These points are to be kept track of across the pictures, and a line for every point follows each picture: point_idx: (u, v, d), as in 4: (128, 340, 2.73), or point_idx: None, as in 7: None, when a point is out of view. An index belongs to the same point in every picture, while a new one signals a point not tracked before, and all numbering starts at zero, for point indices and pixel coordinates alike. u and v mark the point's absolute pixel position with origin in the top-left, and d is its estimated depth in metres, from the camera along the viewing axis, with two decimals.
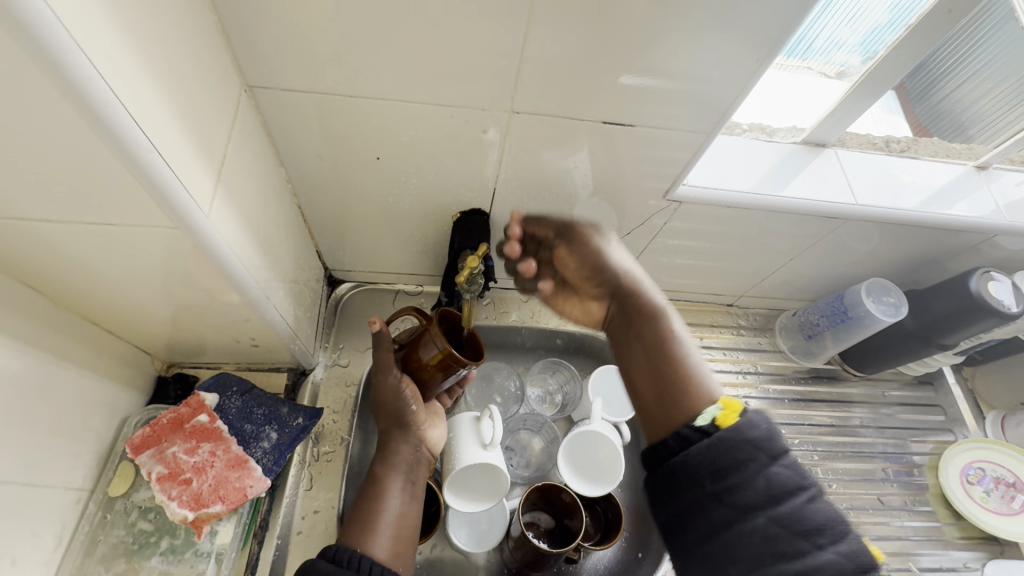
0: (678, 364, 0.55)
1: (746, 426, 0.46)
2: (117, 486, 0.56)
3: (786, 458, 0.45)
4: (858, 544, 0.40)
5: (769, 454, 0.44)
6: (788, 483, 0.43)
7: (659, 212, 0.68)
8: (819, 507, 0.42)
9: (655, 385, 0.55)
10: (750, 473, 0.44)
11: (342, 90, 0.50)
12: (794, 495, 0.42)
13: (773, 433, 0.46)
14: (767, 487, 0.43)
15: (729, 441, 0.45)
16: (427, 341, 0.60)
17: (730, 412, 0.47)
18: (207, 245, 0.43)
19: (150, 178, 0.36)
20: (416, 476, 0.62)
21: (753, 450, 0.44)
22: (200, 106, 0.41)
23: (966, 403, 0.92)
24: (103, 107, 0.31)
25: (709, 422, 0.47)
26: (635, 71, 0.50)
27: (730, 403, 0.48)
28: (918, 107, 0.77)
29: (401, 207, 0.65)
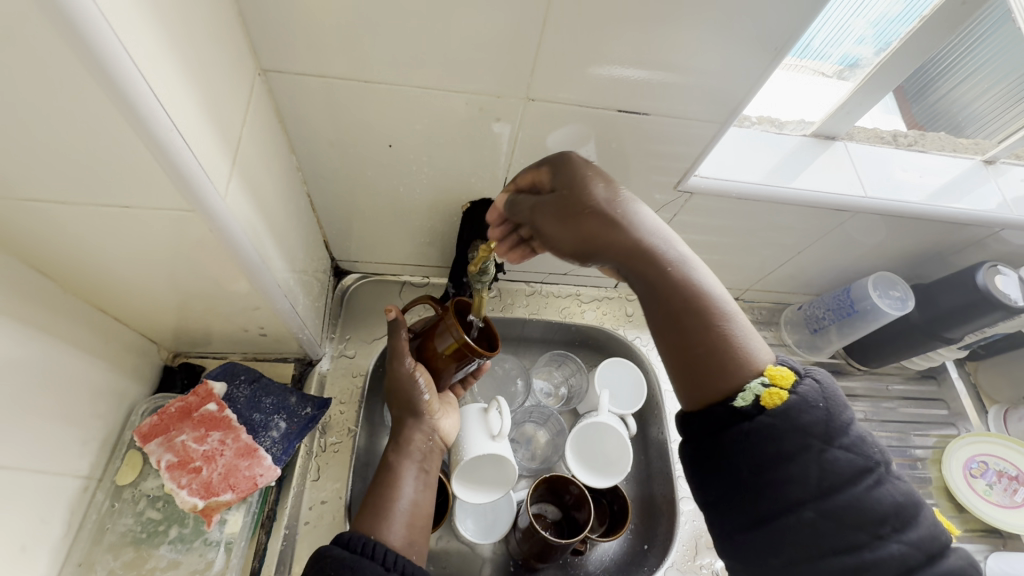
0: (712, 332, 0.42)
1: (800, 409, 0.39)
2: (125, 475, 0.56)
3: (845, 439, 0.38)
4: (926, 530, 0.36)
5: (825, 438, 0.38)
6: (847, 468, 0.38)
7: (669, 203, 0.68)
8: (883, 490, 0.37)
9: (683, 358, 0.43)
10: (805, 462, 0.38)
11: (356, 75, 0.49)
12: (855, 483, 0.37)
13: (832, 413, 0.39)
14: (821, 477, 0.37)
15: (781, 430, 0.38)
16: (443, 331, 0.60)
17: (781, 391, 0.39)
18: (221, 229, 0.43)
19: (168, 156, 0.35)
20: (429, 466, 0.61)
21: (806, 437, 0.38)
22: (216, 87, 0.40)
23: (968, 397, 0.93)
24: (125, 84, 0.30)
25: (751, 401, 0.40)
26: (652, 61, 0.50)
27: (779, 374, 0.40)
28: (915, 107, 0.79)
29: (411, 197, 0.65)
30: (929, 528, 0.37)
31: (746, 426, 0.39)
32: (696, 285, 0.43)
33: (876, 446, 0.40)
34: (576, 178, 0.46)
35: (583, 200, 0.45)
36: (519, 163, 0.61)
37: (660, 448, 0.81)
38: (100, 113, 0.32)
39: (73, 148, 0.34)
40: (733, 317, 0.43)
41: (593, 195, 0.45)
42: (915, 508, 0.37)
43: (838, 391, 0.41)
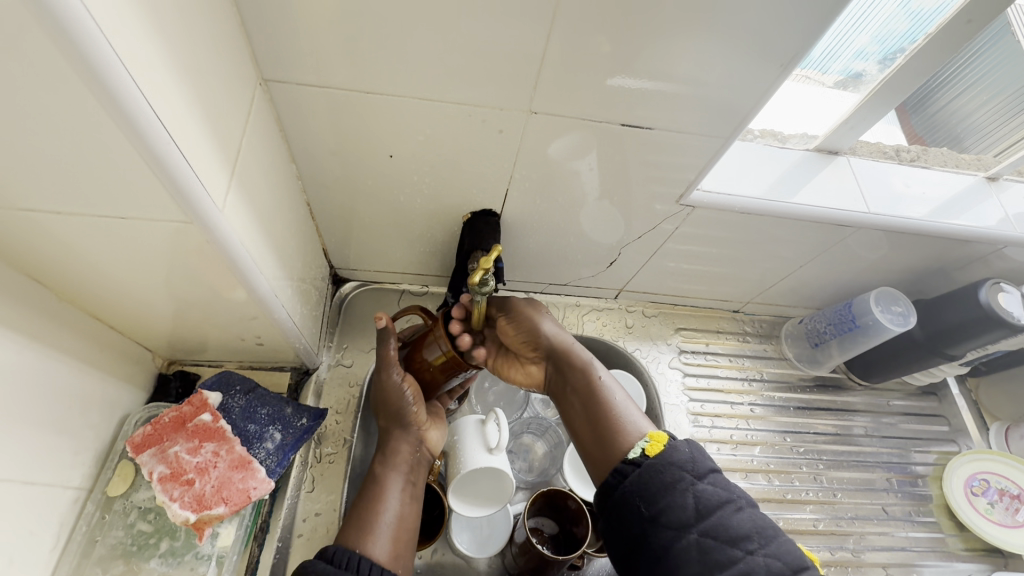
0: (613, 415, 0.55)
1: (672, 452, 0.49)
2: (116, 486, 0.55)
3: (710, 476, 0.47)
4: (785, 548, 0.43)
5: (694, 474, 0.47)
6: (715, 498, 0.46)
7: (670, 217, 0.68)
8: (744, 516, 0.45)
9: (595, 435, 0.54)
10: (682, 493, 0.46)
11: (358, 86, 0.49)
12: (722, 508, 0.45)
13: (697, 458, 0.49)
14: (696, 506, 0.45)
15: (658, 468, 0.48)
16: (431, 342, 0.60)
17: (659, 444, 0.50)
18: (219, 240, 0.42)
19: (166, 168, 0.35)
20: (415, 477, 0.60)
21: (678, 472, 0.47)
22: (216, 97, 0.40)
23: (969, 414, 0.92)
24: (124, 95, 0.30)
25: (639, 453, 0.50)
26: (658, 75, 0.50)
27: (656, 436, 0.51)
28: (914, 118, 0.77)
29: (411, 207, 0.64)
30: (788, 547, 0.43)
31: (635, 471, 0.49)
32: (603, 385, 0.58)
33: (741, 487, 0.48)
34: (522, 312, 0.63)
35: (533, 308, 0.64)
36: (521, 175, 0.60)
37: None
38: (98, 124, 0.31)
39: (70, 159, 0.34)
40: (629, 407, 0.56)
41: (536, 319, 0.63)
42: (776, 532, 0.44)
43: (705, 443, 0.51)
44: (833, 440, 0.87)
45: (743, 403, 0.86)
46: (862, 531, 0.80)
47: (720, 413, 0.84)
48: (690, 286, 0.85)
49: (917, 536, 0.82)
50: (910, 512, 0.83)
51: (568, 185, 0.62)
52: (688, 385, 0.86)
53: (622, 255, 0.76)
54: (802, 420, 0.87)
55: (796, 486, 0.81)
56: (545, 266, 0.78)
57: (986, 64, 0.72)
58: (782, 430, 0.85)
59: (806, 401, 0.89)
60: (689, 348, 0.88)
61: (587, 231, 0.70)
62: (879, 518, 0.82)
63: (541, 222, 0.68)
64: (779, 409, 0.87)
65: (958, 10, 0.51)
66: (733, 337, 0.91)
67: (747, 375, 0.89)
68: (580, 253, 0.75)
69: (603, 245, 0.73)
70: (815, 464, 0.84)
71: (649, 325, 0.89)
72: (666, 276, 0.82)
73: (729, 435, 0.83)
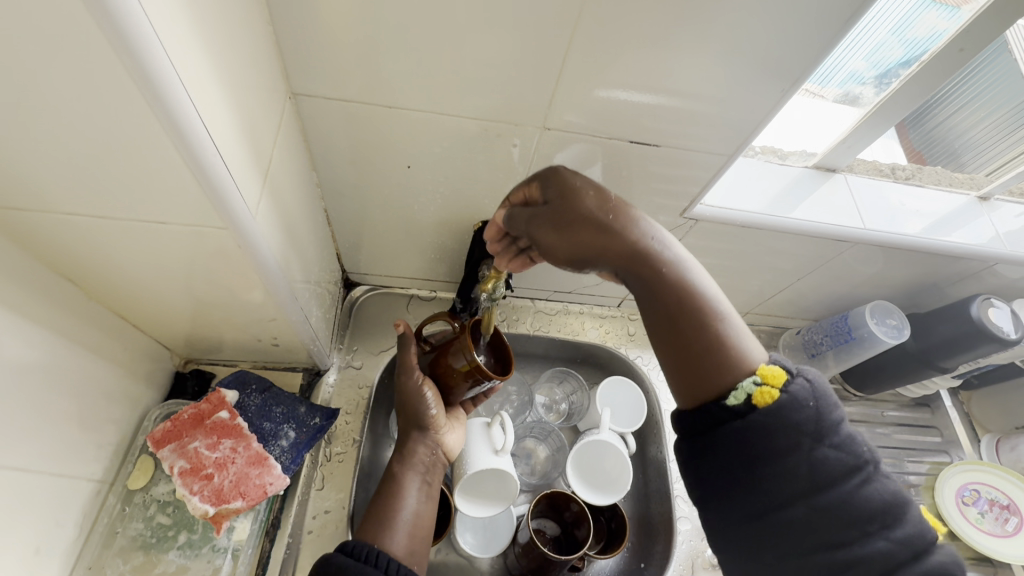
0: (717, 339, 0.42)
1: (791, 407, 0.39)
2: (137, 479, 0.57)
3: (836, 438, 0.38)
4: (912, 523, 0.36)
5: (815, 436, 0.38)
6: (837, 466, 0.38)
7: (674, 229, 0.70)
8: (873, 489, 0.37)
9: (693, 369, 0.42)
10: (799, 461, 0.38)
11: (382, 101, 0.51)
12: (845, 480, 0.37)
13: (822, 412, 0.39)
14: (812, 474, 0.38)
15: (772, 426, 0.38)
16: (456, 349, 0.61)
17: (772, 390, 0.39)
18: (249, 244, 0.45)
19: (209, 175, 0.37)
20: (433, 478, 0.62)
21: (798, 435, 0.38)
22: (253, 110, 0.42)
23: (961, 425, 0.95)
24: (175, 107, 0.33)
25: (743, 399, 0.40)
26: (666, 96, 0.52)
27: (770, 374, 0.40)
28: (912, 133, 0.79)
29: (425, 215, 0.67)
30: (918, 525, 0.36)
31: (739, 425, 0.39)
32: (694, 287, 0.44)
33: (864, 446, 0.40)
34: (569, 186, 0.46)
35: (572, 210, 0.45)
36: None
37: (659, 467, 0.82)
38: (150, 134, 0.34)
39: (120, 166, 0.36)
40: (732, 320, 0.44)
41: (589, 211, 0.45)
42: (908, 505, 0.37)
43: (829, 391, 0.41)
44: None
45: None
46: None
47: None
48: None
49: None
50: None
51: None
52: None
53: None
54: None
55: None
56: (551, 274, 0.80)
57: (973, 86, 0.73)
58: None
59: None
60: None
61: None
62: None
63: None
64: None
65: (950, 40, 0.54)
66: None
67: None
68: None
69: None
70: None
71: None
72: None
73: None
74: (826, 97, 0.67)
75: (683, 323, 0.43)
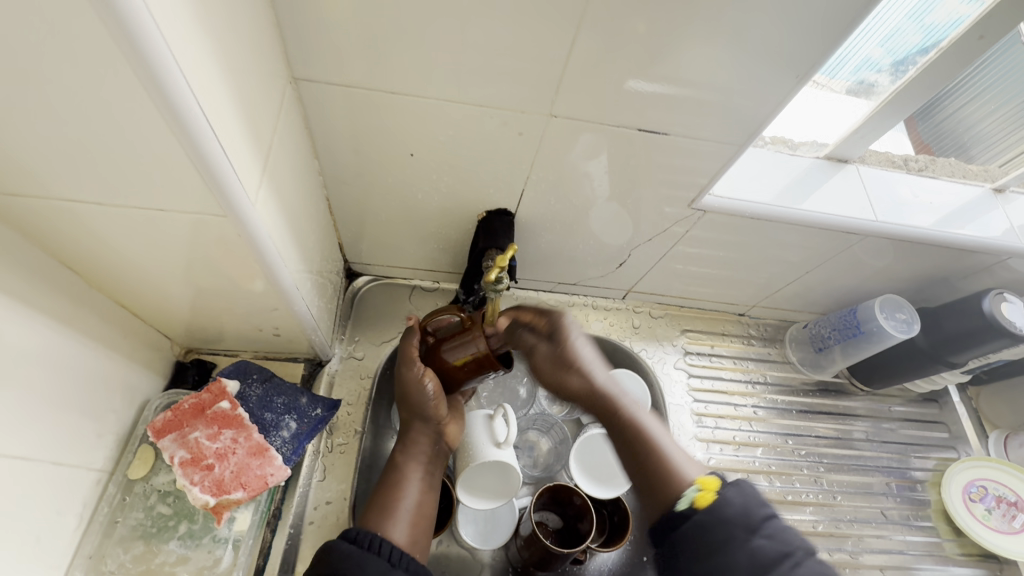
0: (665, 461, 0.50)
1: (723, 505, 0.43)
2: (136, 469, 0.56)
3: (767, 528, 0.41)
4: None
5: (747, 527, 0.41)
6: (772, 554, 0.39)
7: (681, 220, 0.69)
8: (809, 572, 0.38)
9: (645, 482, 0.50)
10: (736, 551, 0.40)
11: (385, 86, 0.50)
12: (782, 566, 0.39)
13: (753, 507, 0.42)
14: (750, 562, 0.39)
15: (708, 524, 0.42)
16: (466, 341, 0.58)
17: (707, 494, 0.44)
18: (250, 234, 0.44)
19: (207, 163, 0.36)
20: (434, 467, 0.63)
21: (730, 528, 0.41)
22: (252, 95, 0.41)
23: (969, 421, 0.94)
24: (174, 93, 0.31)
25: (687, 504, 0.44)
26: (676, 84, 0.51)
27: (708, 482, 0.45)
28: (922, 126, 0.78)
29: (429, 204, 0.66)
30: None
31: (682, 527, 0.43)
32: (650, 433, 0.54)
33: (804, 537, 0.41)
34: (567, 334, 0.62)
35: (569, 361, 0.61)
36: (538, 176, 0.61)
37: None
38: (146, 119, 0.33)
39: (117, 151, 0.35)
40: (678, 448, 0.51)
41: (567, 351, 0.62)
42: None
43: (759, 492, 0.44)
44: (833, 444, 0.88)
45: (746, 405, 0.88)
46: (862, 534, 0.82)
47: (723, 414, 0.86)
48: (697, 289, 0.86)
49: (914, 540, 0.83)
50: (907, 516, 0.85)
51: (582, 187, 0.64)
52: (692, 386, 0.87)
53: (632, 256, 0.77)
54: (803, 423, 0.89)
55: (797, 487, 0.83)
56: (556, 265, 0.79)
57: (985, 78, 0.72)
58: (784, 432, 0.87)
59: (808, 404, 0.90)
60: (694, 350, 0.90)
61: (599, 232, 0.72)
62: (877, 521, 0.83)
63: (554, 222, 0.70)
64: (781, 412, 0.88)
65: (971, 26, 0.53)
66: (738, 339, 0.92)
67: (751, 377, 0.90)
68: (591, 254, 0.76)
69: (614, 246, 0.74)
70: (816, 467, 0.86)
71: (655, 325, 0.90)
72: (674, 278, 0.83)
73: (731, 436, 0.84)
74: (834, 89, 0.66)
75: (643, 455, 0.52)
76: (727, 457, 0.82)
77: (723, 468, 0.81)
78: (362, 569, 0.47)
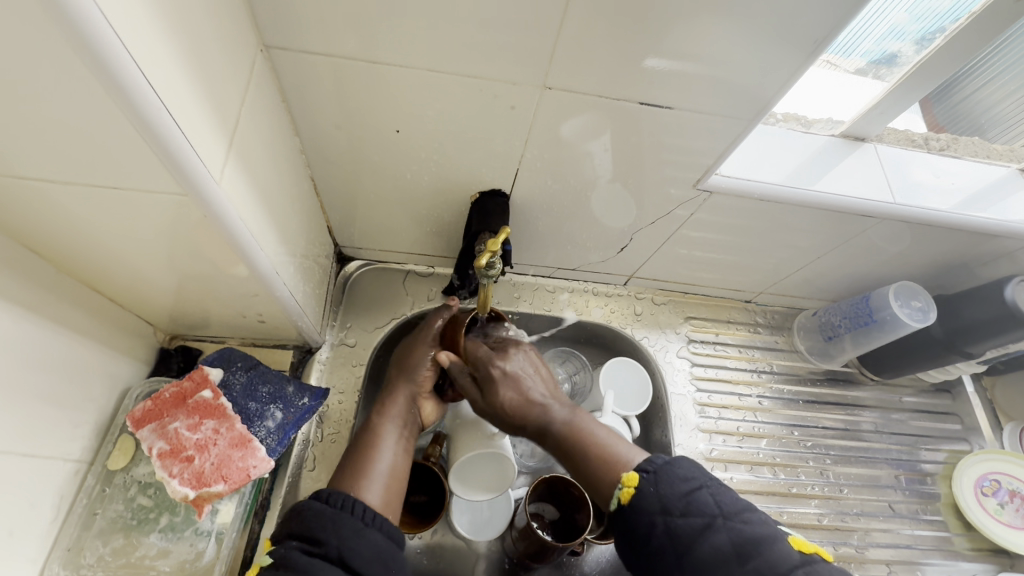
0: (596, 458, 0.56)
1: (640, 499, 0.51)
2: (116, 460, 0.55)
3: (684, 508, 0.49)
4: (773, 563, 0.44)
5: (664, 511, 0.49)
6: (689, 529, 0.48)
7: (686, 203, 0.65)
8: (722, 537, 0.47)
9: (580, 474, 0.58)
10: (657, 537, 0.49)
11: (366, 56, 0.47)
12: (699, 537, 0.47)
13: (666, 489, 0.50)
14: (673, 541, 0.48)
15: (632, 517, 0.51)
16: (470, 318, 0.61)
17: (627, 489, 0.52)
18: (218, 216, 0.41)
19: (156, 134, 0.33)
20: (410, 433, 0.61)
21: (649, 517, 0.50)
22: (213, 62, 0.38)
23: (983, 413, 0.91)
24: (107, 53, 0.28)
25: (616, 502, 0.53)
26: (677, 55, 0.47)
27: (628, 477, 0.53)
28: (937, 108, 0.74)
29: (419, 185, 0.62)
30: (776, 562, 0.44)
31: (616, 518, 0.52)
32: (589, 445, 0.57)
33: (726, 503, 0.49)
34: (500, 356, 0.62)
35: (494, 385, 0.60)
36: (533, 154, 0.58)
37: (663, 452, 0.79)
38: (84, 87, 0.30)
39: (60, 125, 0.32)
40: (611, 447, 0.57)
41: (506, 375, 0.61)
42: (768, 544, 0.46)
43: (678, 469, 0.52)
44: (840, 435, 0.86)
45: (751, 395, 0.85)
46: (868, 528, 0.80)
47: (726, 404, 0.83)
48: (702, 275, 0.82)
49: (922, 534, 0.81)
50: (915, 510, 0.82)
51: (580, 167, 0.60)
52: (695, 375, 0.84)
53: (633, 240, 0.73)
54: (810, 414, 0.86)
55: (802, 480, 0.80)
56: (554, 249, 0.76)
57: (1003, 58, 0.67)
58: (789, 423, 0.84)
59: (815, 394, 0.88)
60: (698, 338, 0.87)
61: (599, 216, 0.68)
62: (884, 515, 0.81)
63: (551, 204, 0.66)
64: (787, 402, 0.86)
65: None
66: (744, 327, 0.89)
67: (757, 366, 0.87)
68: (590, 238, 0.73)
69: (614, 229, 0.71)
70: (822, 459, 0.83)
71: (658, 312, 0.87)
72: (678, 264, 0.79)
73: (735, 427, 0.82)
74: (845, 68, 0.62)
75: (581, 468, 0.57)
76: (730, 448, 0.80)
77: (726, 460, 0.79)
78: (335, 530, 0.48)
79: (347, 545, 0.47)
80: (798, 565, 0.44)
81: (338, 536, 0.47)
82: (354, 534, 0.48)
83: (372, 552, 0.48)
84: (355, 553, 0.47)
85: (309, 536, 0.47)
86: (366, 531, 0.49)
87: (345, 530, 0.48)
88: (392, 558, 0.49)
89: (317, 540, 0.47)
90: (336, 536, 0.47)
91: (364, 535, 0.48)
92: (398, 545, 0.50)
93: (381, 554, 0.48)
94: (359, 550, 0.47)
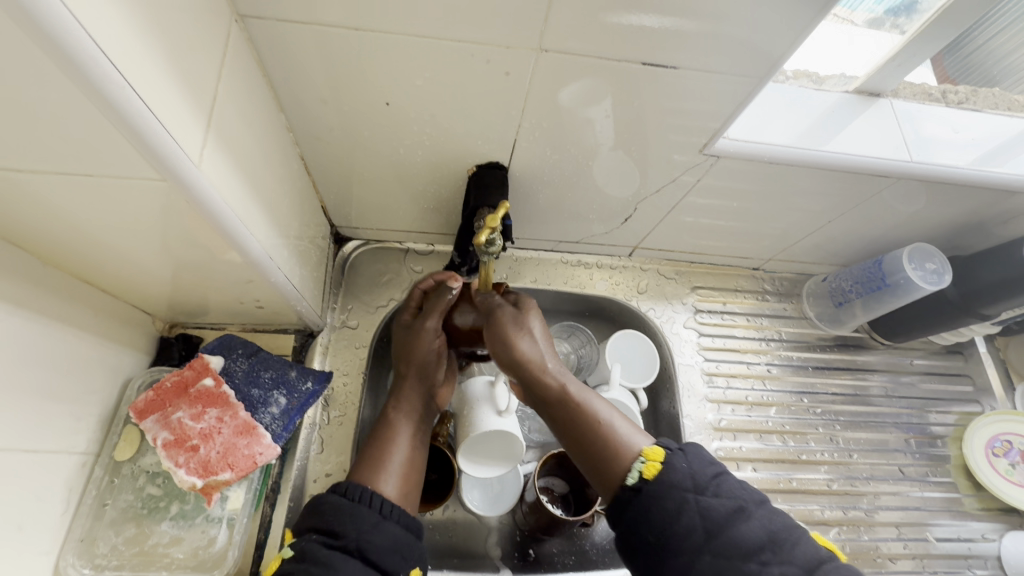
0: (610, 445, 0.54)
1: (669, 473, 0.50)
2: (122, 451, 0.55)
3: (713, 491, 0.49)
4: (803, 552, 0.45)
5: (694, 488, 0.49)
6: (720, 510, 0.47)
7: (691, 168, 0.62)
8: (753, 521, 0.46)
9: (593, 460, 0.55)
10: (687, 515, 0.47)
11: (347, 23, 0.44)
12: (731, 518, 0.47)
13: (695, 472, 0.50)
14: (703, 524, 0.47)
15: (660, 492, 0.49)
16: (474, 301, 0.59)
17: (655, 463, 0.51)
18: (201, 201, 0.39)
19: (125, 119, 0.31)
20: (423, 421, 0.60)
21: (678, 495, 0.49)
22: (182, 34, 0.35)
23: (995, 373, 0.90)
24: (63, 35, 0.26)
25: (637, 477, 0.51)
26: (682, 9, 0.44)
27: (652, 452, 0.52)
28: (948, 59, 0.70)
29: (413, 160, 0.60)
30: (808, 552, 0.45)
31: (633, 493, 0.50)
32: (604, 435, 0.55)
33: (748, 491, 0.50)
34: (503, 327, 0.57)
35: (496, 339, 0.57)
36: (531, 123, 0.55)
37: (671, 422, 0.79)
38: (39, 70, 0.27)
39: (23, 115, 0.30)
40: (627, 438, 0.54)
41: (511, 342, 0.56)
42: (798, 535, 0.46)
43: (701, 453, 0.53)
44: (849, 400, 0.85)
45: (760, 363, 0.84)
46: (878, 491, 0.80)
47: (734, 373, 0.82)
48: (709, 243, 0.80)
49: (932, 496, 0.81)
50: (926, 472, 0.83)
51: (581, 135, 0.57)
52: (703, 345, 0.83)
53: (638, 210, 0.71)
54: (818, 380, 0.85)
55: (811, 446, 0.80)
56: (556, 222, 0.74)
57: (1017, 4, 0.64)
58: (798, 391, 0.83)
59: (824, 360, 0.87)
60: (705, 308, 0.85)
61: (601, 185, 0.66)
62: (895, 478, 0.81)
63: (552, 175, 0.64)
64: (796, 369, 0.85)
65: None
66: (752, 295, 0.87)
67: (765, 335, 0.86)
68: (593, 209, 0.71)
69: (618, 199, 0.69)
70: (831, 425, 0.83)
71: (665, 283, 0.85)
72: (684, 232, 0.77)
73: (744, 397, 0.81)
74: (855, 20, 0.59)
75: (593, 455, 0.54)
76: (739, 417, 0.80)
77: (735, 430, 0.79)
78: (353, 524, 0.48)
79: (365, 538, 0.47)
80: (827, 560, 0.44)
81: (356, 530, 0.48)
82: (371, 527, 0.48)
83: (388, 543, 0.48)
84: (372, 545, 0.47)
85: (326, 529, 0.48)
86: (384, 524, 0.49)
87: (361, 524, 0.48)
88: (410, 549, 0.49)
89: (334, 533, 0.47)
90: (354, 529, 0.47)
91: (380, 528, 0.48)
92: (416, 536, 0.51)
93: (399, 547, 0.48)
94: (376, 543, 0.47)
